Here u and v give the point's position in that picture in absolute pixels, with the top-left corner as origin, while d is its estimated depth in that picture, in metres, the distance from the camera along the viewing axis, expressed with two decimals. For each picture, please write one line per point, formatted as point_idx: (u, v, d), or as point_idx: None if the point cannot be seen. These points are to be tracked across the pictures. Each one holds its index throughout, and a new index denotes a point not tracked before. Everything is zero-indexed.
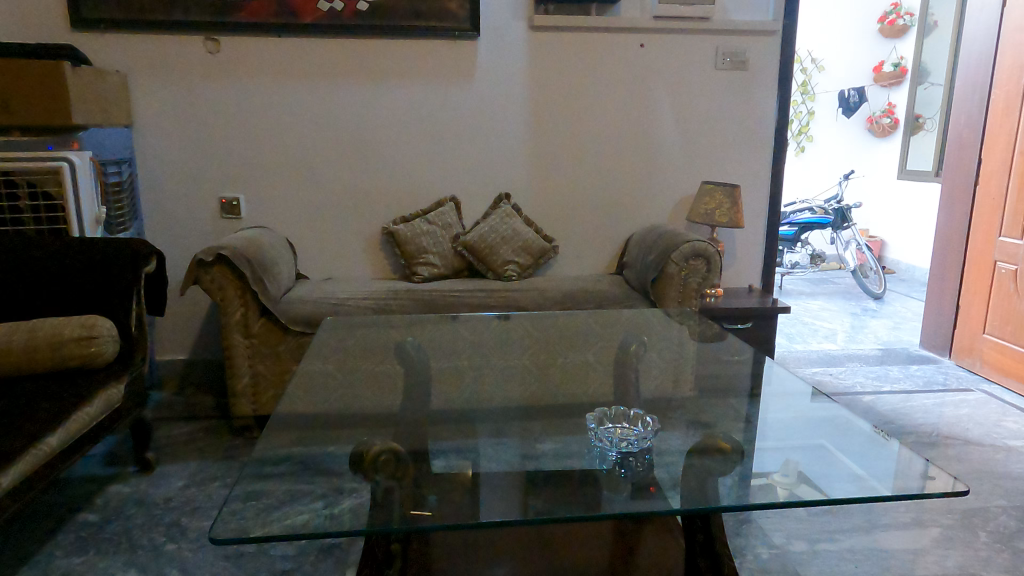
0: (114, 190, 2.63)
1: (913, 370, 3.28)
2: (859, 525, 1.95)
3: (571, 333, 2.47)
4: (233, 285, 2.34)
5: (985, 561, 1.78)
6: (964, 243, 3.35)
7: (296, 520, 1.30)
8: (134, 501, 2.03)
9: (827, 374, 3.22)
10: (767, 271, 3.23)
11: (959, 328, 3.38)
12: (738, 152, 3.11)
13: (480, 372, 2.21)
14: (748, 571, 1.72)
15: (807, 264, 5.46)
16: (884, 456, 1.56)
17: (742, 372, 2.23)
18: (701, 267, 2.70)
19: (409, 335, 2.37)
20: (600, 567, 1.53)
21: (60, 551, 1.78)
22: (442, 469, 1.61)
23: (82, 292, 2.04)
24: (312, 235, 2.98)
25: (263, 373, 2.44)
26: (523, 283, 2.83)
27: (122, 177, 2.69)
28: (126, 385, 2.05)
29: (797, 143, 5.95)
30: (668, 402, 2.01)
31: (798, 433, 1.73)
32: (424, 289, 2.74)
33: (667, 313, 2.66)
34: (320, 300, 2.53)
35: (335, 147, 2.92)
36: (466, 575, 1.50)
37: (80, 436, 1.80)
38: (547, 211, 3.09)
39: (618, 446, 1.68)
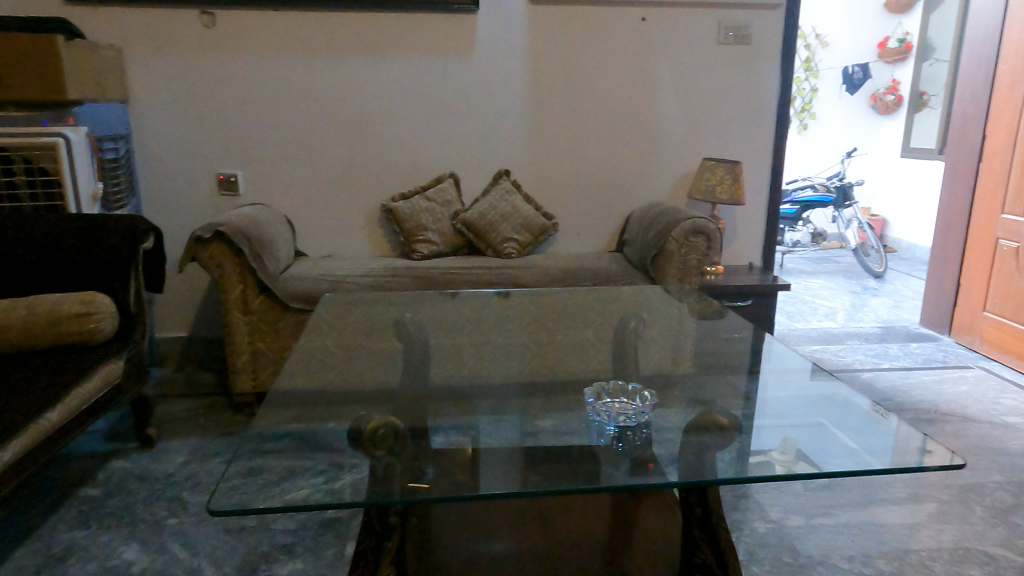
0: (111, 167, 2.61)
1: (913, 348, 3.28)
2: (856, 500, 1.97)
3: (571, 310, 2.47)
4: (232, 262, 2.33)
5: (980, 535, 1.80)
6: (966, 220, 3.33)
7: (297, 495, 1.31)
8: (136, 476, 2.04)
9: (826, 352, 3.22)
10: (768, 248, 3.22)
11: (959, 305, 3.38)
12: (741, 128, 3.08)
13: (480, 349, 2.22)
14: (745, 544, 1.73)
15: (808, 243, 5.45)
16: (884, 433, 1.56)
17: (742, 349, 2.23)
18: (701, 244, 2.69)
19: (409, 312, 2.37)
20: (599, 540, 1.55)
21: (63, 525, 1.80)
22: (442, 445, 1.62)
23: (80, 269, 2.04)
24: (312, 212, 2.97)
25: (263, 350, 2.43)
26: (524, 260, 2.82)
27: (119, 153, 2.67)
28: (126, 361, 2.05)
29: (801, 120, 5.90)
30: (667, 379, 2.01)
31: (797, 410, 1.73)
32: (423, 266, 2.73)
33: (667, 290, 2.65)
34: (319, 277, 2.52)
35: (334, 123, 2.90)
36: (466, 548, 1.52)
37: (81, 412, 1.81)
38: (547, 188, 3.07)
39: (616, 420, 1.69)
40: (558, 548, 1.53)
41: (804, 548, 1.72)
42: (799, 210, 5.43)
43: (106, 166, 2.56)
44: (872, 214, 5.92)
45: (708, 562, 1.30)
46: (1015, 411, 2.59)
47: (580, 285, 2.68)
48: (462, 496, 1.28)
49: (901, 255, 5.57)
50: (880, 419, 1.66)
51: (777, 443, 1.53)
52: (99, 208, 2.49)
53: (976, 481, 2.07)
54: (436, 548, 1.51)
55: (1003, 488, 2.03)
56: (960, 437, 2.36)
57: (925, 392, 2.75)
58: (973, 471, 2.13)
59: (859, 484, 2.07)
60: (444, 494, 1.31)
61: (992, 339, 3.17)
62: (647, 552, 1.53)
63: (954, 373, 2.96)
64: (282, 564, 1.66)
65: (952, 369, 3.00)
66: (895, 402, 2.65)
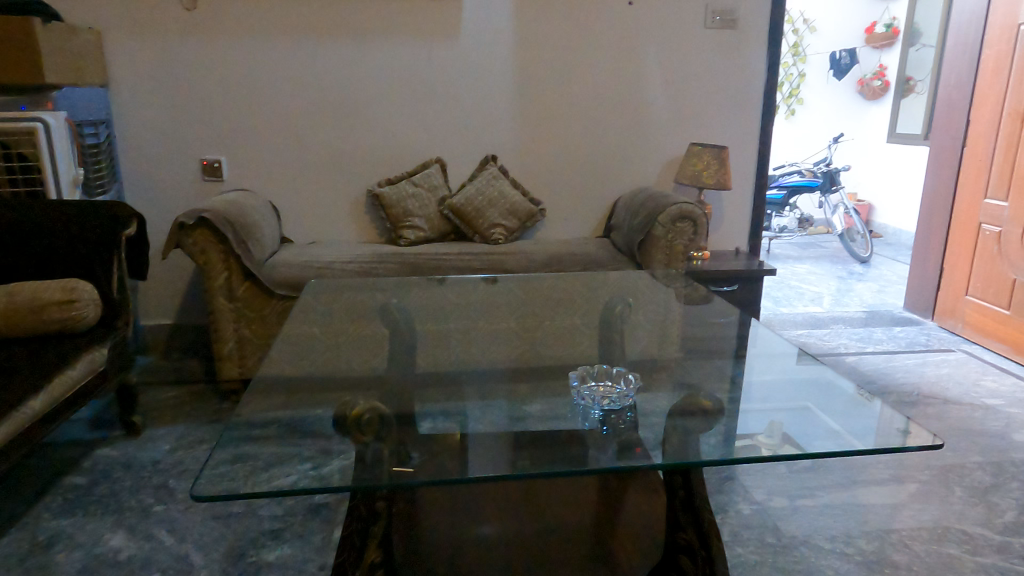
0: (92, 152, 2.57)
1: (897, 331, 3.31)
2: (839, 481, 2.00)
3: (559, 296, 2.48)
4: (216, 248, 2.31)
5: (959, 514, 1.83)
6: (949, 204, 3.36)
7: (285, 481, 1.31)
8: (122, 464, 2.04)
9: (812, 336, 3.24)
10: (755, 233, 3.23)
11: (942, 289, 3.42)
12: (728, 113, 3.08)
13: (467, 334, 2.22)
14: (730, 526, 1.76)
15: (796, 228, 5.46)
16: (868, 416, 1.58)
17: (728, 334, 2.25)
18: (688, 229, 2.70)
19: (395, 298, 2.36)
20: (586, 523, 1.56)
21: (49, 513, 1.79)
22: (430, 430, 1.62)
23: (61, 256, 2.01)
24: (297, 198, 2.95)
25: (249, 336, 2.42)
26: (511, 246, 2.82)
27: (100, 138, 2.64)
28: (110, 349, 2.04)
29: (788, 105, 5.90)
30: (653, 363, 2.03)
31: (781, 394, 1.75)
32: (410, 252, 2.73)
33: (654, 274, 2.66)
34: (305, 263, 2.51)
35: (320, 108, 2.87)
36: (454, 533, 1.53)
37: (65, 400, 1.79)
38: (534, 174, 3.06)
39: (601, 404, 1.71)
40: (545, 531, 1.54)
41: (787, 529, 1.75)
42: (786, 195, 5.45)
43: (87, 151, 2.52)
44: (858, 199, 5.95)
45: (692, 543, 1.32)
46: (995, 393, 2.63)
47: (568, 271, 2.68)
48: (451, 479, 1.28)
49: (886, 241, 5.61)
50: (864, 403, 1.68)
51: (762, 427, 1.54)
52: (80, 194, 2.46)
53: (956, 461, 2.11)
54: (424, 532, 1.52)
55: (982, 468, 2.07)
56: (941, 418, 2.39)
57: (908, 375, 2.78)
58: (953, 452, 2.17)
59: (842, 466, 2.10)
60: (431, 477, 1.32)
61: (974, 322, 3.21)
62: (632, 534, 1.54)
63: (937, 356, 3.00)
64: (271, 550, 1.66)
65: (935, 352, 3.04)
66: (878, 385, 2.68)
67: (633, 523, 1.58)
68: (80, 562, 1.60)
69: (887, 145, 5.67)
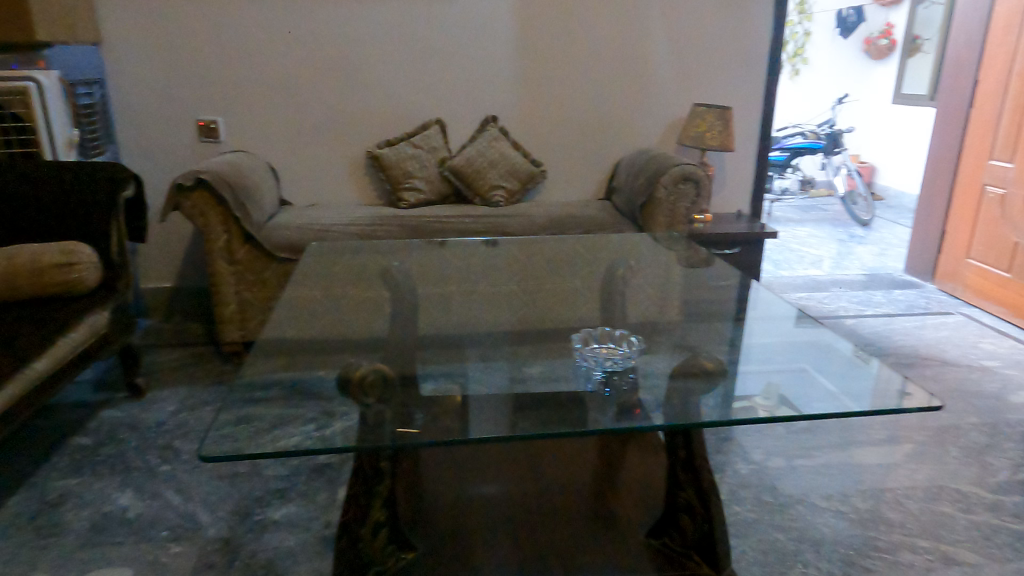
0: (86, 113, 2.53)
1: (896, 294, 3.32)
2: (836, 442, 2.02)
3: (560, 258, 2.47)
4: (215, 210, 2.29)
5: (953, 473, 1.86)
6: (954, 166, 3.33)
7: (291, 441, 1.32)
8: (126, 425, 2.06)
9: (812, 299, 3.24)
10: (757, 195, 3.21)
11: (944, 252, 3.41)
12: (731, 74, 3.03)
13: (469, 297, 2.22)
14: (727, 485, 1.79)
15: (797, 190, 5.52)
16: (867, 377, 1.59)
17: (728, 297, 2.25)
18: (690, 191, 2.68)
19: (395, 260, 2.35)
20: (586, 483, 1.59)
21: (56, 472, 1.82)
22: (433, 392, 1.64)
23: (59, 219, 2.00)
24: (296, 160, 2.91)
25: (250, 299, 2.42)
26: (512, 208, 2.80)
27: (93, 98, 2.59)
28: (112, 312, 2.04)
29: (793, 64, 5.87)
30: (654, 326, 2.03)
31: (781, 356, 1.76)
32: (411, 214, 2.71)
33: (655, 237, 2.65)
34: (305, 225, 2.49)
35: (317, 68, 2.82)
36: (457, 492, 1.55)
37: (68, 363, 1.80)
38: (534, 135, 3.02)
39: (603, 366, 1.73)
40: (547, 491, 1.56)
41: (785, 489, 1.77)
42: (789, 157, 5.35)
43: (80, 112, 2.48)
44: (861, 161, 5.90)
45: (692, 501, 1.34)
46: (993, 355, 2.64)
47: (570, 233, 2.66)
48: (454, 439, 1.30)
49: (888, 203, 5.58)
50: (864, 364, 1.69)
51: (763, 389, 1.55)
52: (76, 155, 2.42)
53: (952, 422, 2.13)
54: (428, 492, 1.55)
55: (977, 429, 2.09)
56: (938, 380, 2.41)
57: (906, 338, 2.79)
58: (949, 413, 2.19)
59: (839, 427, 2.12)
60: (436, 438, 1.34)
61: (974, 285, 3.21)
62: (633, 491, 1.57)
63: (935, 319, 3.01)
64: (276, 509, 1.69)
65: (934, 315, 3.05)
66: (877, 347, 2.69)
67: (634, 482, 1.60)
68: (89, 520, 1.63)
69: (892, 106, 5.60)
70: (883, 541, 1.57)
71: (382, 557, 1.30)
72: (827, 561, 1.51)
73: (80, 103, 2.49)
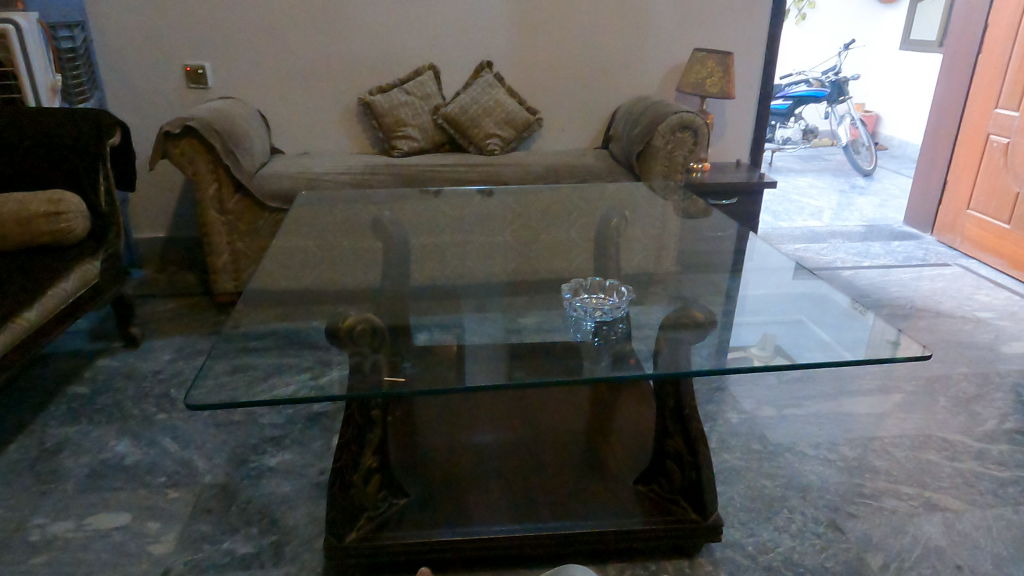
0: (69, 57, 2.46)
1: (895, 246, 3.29)
2: (827, 391, 2.04)
3: (556, 208, 2.44)
4: (204, 159, 2.25)
5: (941, 422, 1.88)
6: (959, 115, 3.26)
7: (285, 390, 1.34)
8: (123, 374, 2.07)
9: (809, 251, 3.22)
10: (757, 144, 3.16)
11: (944, 203, 3.37)
12: (733, 18, 2.94)
13: (463, 248, 2.21)
14: (718, 434, 1.81)
15: (800, 140, 5.35)
16: (862, 329, 1.59)
17: (724, 247, 2.23)
18: (688, 139, 2.64)
19: (387, 210, 2.33)
20: (579, 431, 1.60)
21: (54, 421, 1.83)
22: (426, 341, 1.64)
23: (45, 167, 1.96)
24: (287, 107, 2.85)
25: (244, 250, 2.40)
26: (508, 157, 2.76)
27: (76, 42, 2.52)
28: (102, 262, 2.03)
29: (799, 9, 5.61)
30: (649, 278, 2.02)
31: (775, 307, 1.76)
32: (405, 163, 2.66)
33: (652, 187, 2.61)
34: (298, 174, 2.46)
35: (306, 11, 2.73)
36: (450, 439, 1.57)
37: (59, 312, 1.80)
38: (531, 82, 2.95)
39: (593, 316, 1.72)
40: (539, 437, 1.58)
41: (774, 437, 1.79)
42: (791, 105, 5.28)
43: (63, 56, 2.41)
44: (865, 110, 5.79)
45: (679, 449, 1.36)
46: (988, 306, 2.64)
47: (566, 183, 2.62)
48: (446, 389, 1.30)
49: (891, 153, 5.50)
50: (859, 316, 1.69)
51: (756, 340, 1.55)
52: (59, 101, 2.37)
53: (943, 373, 2.14)
54: (422, 438, 1.57)
55: (968, 379, 2.11)
56: (932, 331, 2.42)
57: (902, 290, 2.79)
58: (941, 364, 2.20)
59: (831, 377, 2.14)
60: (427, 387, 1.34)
61: (973, 237, 3.18)
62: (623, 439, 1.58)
63: (932, 271, 2.99)
64: (272, 456, 1.71)
65: (931, 267, 3.03)
66: (873, 298, 2.69)
67: (624, 430, 1.61)
68: (87, 467, 1.65)
69: (899, 52, 5.47)
70: (868, 488, 1.60)
71: (373, 502, 1.33)
72: (812, 506, 1.53)
73: (63, 47, 2.41)
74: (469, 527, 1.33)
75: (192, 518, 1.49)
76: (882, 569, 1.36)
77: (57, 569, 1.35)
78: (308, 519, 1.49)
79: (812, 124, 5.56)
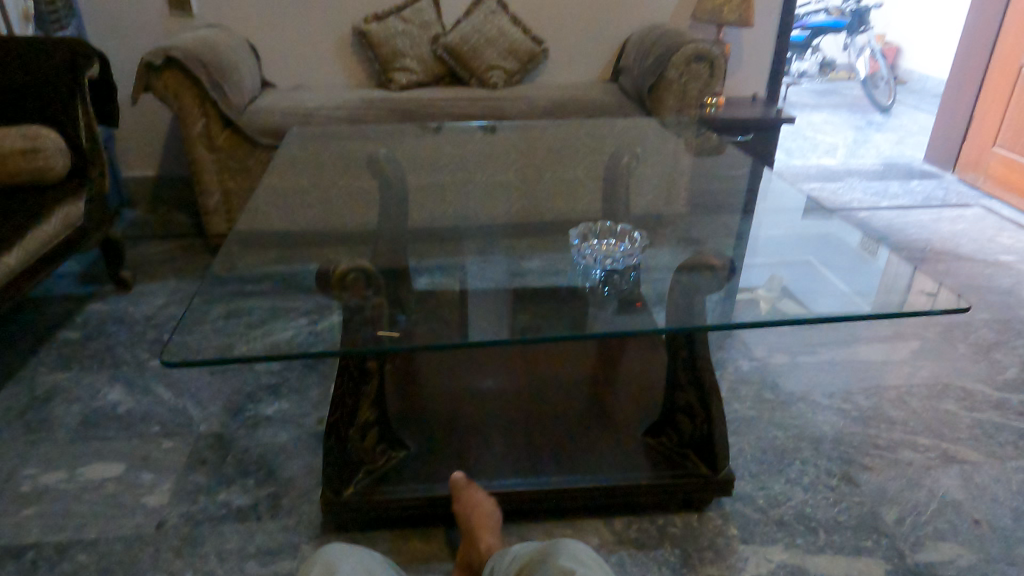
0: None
1: (914, 185, 3.17)
2: (842, 338, 1.97)
3: (561, 145, 2.32)
4: (189, 93, 2.11)
5: (960, 371, 1.81)
6: (991, 45, 3.08)
7: (281, 337, 1.26)
8: (114, 319, 2.01)
9: (825, 191, 3.09)
10: (775, 77, 2.99)
11: (968, 140, 3.22)
12: None
13: (463, 189, 2.10)
14: (728, 382, 1.75)
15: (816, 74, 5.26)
16: (876, 273, 1.50)
17: (737, 187, 2.13)
18: (704, 72, 2.49)
19: (384, 148, 2.20)
20: (585, 379, 1.54)
21: (44, 367, 1.78)
22: (426, 287, 1.56)
23: (18, 100, 1.84)
24: (277, 37, 2.69)
25: (235, 190, 2.28)
26: (512, 91, 2.61)
27: None
28: (87, 203, 1.93)
29: None
30: (659, 220, 1.93)
31: (787, 252, 1.66)
32: (403, 98, 2.52)
33: (664, 123, 2.47)
34: (291, 109, 2.32)
35: None
36: (452, 388, 1.51)
37: (42, 256, 1.72)
38: (536, 9, 2.77)
39: (602, 264, 1.61)
40: (544, 386, 1.52)
41: (786, 387, 1.73)
42: (809, 37, 5.02)
43: None
44: (885, 42, 5.54)
45: (691, 403, 1.30)
46: (1010, 249, 2.54)
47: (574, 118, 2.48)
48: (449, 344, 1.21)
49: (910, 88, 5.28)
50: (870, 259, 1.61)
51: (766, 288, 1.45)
52: (33, 29, 2.24)
53: (962, 319, 2.07)
54: (422, 387, 1.51)
55: (988, 325, 2.03)
56: (951, 275, 2.33)
57: (921, 231, 2.69)
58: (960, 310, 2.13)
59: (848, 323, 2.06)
60: (425, 339, 1.27)
61: (997, 176, 3.05)
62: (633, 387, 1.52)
63: (953, 211, 2.88)
64: (268, 404, 1.66)
65: (952, 207, 2.92)
66: (890, 240, 2.59)
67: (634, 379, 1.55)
68: (79, 416, 1.61)
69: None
70: (883, 439, 1.55)
71: (371, 455, 1.28)
72: (825, 458, 1.49)
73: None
74: (472, 481, 1.28)
75: (187, 469, 1.45)
76: (896, 523, 1.32)
77: (49, 522, 1.31)
78: (306, 470, 1.45)
79: (829, 57, 5.32)
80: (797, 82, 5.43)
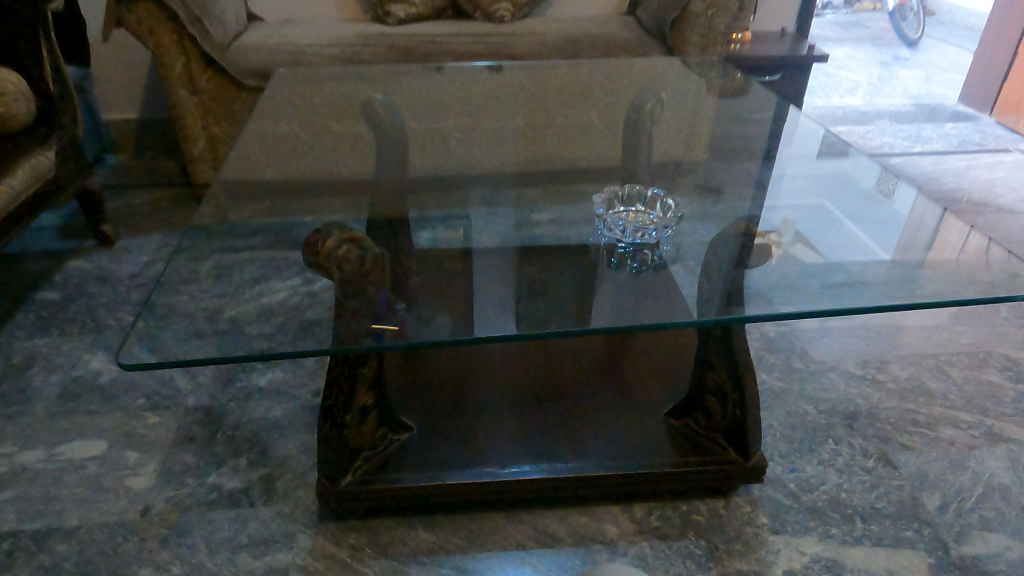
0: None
1: (949, 128, 2.97)
2: None
3: (574, 87, 2.14)
4: (165, 28, 1.92)
5: (1003, 337, 1.69)
6: None
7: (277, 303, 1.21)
8: (97, 278, 1.88)
9: (853, 135, 2.90)
10: (806, 12, 2.75)
11: (1011, 79, 3.00)
12: None
13: (467, 136, 2.02)
14: (754, 349, 1.63)
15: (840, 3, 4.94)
16: (903, 222, 1.52)
17: (757, 133, 2.00)
18: (732, 6, 2.28)
19: (379, 92, 2.00)
20: (601, 352, 1.43)
21: (22, 332, 1.67)
22: (428, 243, 1.50)
23: None
24: None
25: (221, 136, 2.11)
26: (520, 25, 2.39)
27: None
28: (58, 152, 1.77)
29: None
30: (679, 171, 1.80)
31: (810, 199, 1.62)
32: (403, 32, 2.30)
33: (686, 62, 2.26)
34: (280, 44, 2.11)
35: None
36: (458, 364, 1.40)
37: (11, 212, 1.58)
38: None
39: (630, 238, 1.46)
40: (558, 359, 1.41)
41: (817, 356, 1.61)
42: None
43: None
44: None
45: (723, 385, 1.18)
46: None
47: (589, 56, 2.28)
48: (454, 330, 1.09)
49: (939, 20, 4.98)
50: (889, 201, 1.63)
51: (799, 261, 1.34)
52: None
53: None
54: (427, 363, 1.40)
55: None
56: (991, 229, 2.18)
57: (957, 180, 2.52)
58: None
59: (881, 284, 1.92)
60: (429, 320, 1.15)
61: None
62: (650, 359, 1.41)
63: (991, 157, 2.70)
64: (262, 374, 1.55)
65: (989, 152, 2.73)
66: (924, 190, 2.42)
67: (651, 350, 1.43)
68: (59, 387, 1.50)
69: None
70: (923, 415, 1.44)
71: (371, 441, 1.17)
72: (860, 437, 1.38)
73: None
74: (481, 468, 1.17)
75: (174, 447, 1.35)
76: (939, 511, 1.22)
77: (27, 507, 1.22)
78: (302, 449, 1.35)
79: None
80: (820, 13, 5.11)
